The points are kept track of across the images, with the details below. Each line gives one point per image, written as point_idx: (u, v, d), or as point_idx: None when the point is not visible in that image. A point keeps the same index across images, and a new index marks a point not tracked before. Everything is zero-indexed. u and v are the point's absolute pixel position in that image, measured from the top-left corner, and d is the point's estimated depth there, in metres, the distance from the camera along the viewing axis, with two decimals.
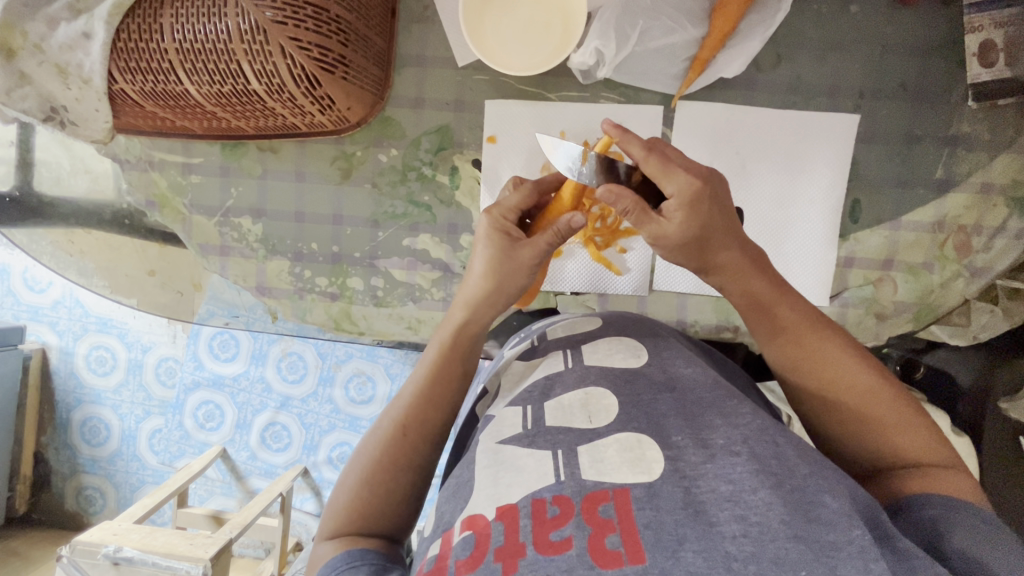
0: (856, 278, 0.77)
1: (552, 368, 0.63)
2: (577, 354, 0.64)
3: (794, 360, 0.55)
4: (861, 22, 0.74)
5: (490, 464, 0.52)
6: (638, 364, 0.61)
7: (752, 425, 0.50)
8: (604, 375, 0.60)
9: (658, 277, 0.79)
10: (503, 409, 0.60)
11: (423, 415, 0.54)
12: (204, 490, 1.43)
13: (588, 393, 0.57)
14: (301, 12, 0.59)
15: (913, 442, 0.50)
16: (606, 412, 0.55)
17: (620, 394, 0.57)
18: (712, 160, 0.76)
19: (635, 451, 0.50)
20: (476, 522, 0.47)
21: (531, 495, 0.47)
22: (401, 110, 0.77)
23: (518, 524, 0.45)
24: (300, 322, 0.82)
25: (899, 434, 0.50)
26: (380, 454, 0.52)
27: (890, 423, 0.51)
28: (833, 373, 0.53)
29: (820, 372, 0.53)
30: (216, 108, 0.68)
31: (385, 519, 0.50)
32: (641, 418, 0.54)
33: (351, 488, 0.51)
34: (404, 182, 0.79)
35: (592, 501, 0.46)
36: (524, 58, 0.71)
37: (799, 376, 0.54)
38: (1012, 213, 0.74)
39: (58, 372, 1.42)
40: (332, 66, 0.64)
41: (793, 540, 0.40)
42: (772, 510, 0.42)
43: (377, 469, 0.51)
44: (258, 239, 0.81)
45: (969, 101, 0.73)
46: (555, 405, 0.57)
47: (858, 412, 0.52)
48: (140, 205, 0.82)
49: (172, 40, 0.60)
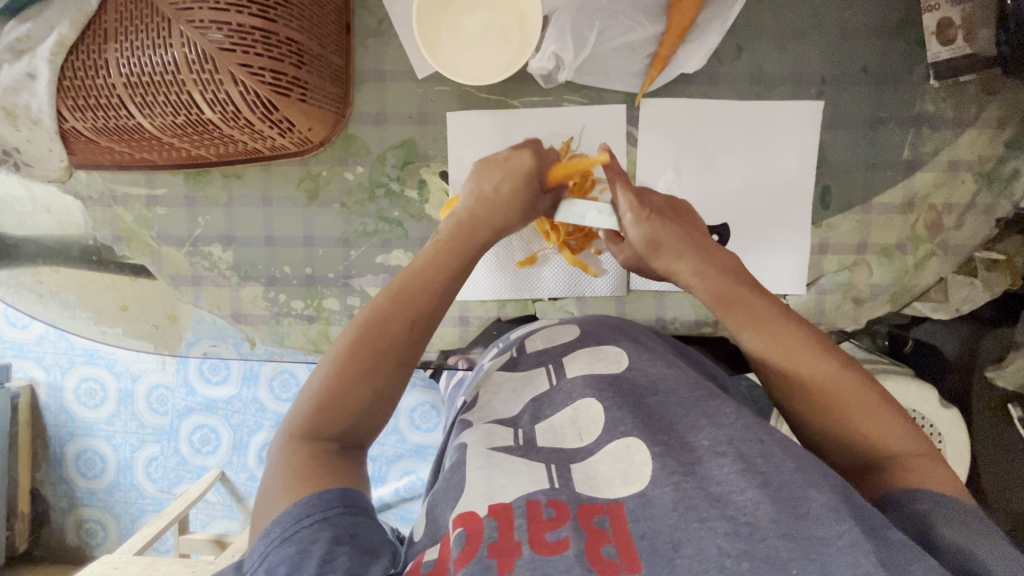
0: (831, 265, 0.77)
1: (537, 389, 0.64)
2: (559, 369, 0.65)
3: (768, 351, 0.57)
4: (819, 8, 0.74)
5: (483, 466, 0.52)
6: (620, 370, 0.62)
7: (736, 425, 0.51)
8: (589, 384, 0.61)
9: (635, 277, 0.79)
10: (492, 424, 0.60)
11: (389, 327, 0.55)
12: (206, 515, 1.41)
13: (576, 409, 0.59)
14: (249, 38, 0.58)
15: (878, 419, 0.51)
16: (595, 423, 0.57)
17: (606, 400, 0.58)
18: (679, 156, 0.76)
19: (625, 458, 0.52)
20: (468, 519, 0.47)
21: (526, 497, 0.48)
22: (364, 127, 0.76)
23: (513, 523, 0.46)
24: (278, 346, 0.81)
25: (863, 409, 0.52)
26: (344, 358, 0.52)
27: (863, 412, 0.52)
28: (801, 364, 0.55)
29: (790, 364, 0.55)
30: (172, 139, 0.67)
31: (353, 429, 0.51)
32: (630, 421, 0.55)
33: (310, 401, 0.50)
34: (373, 199, 0.78)
35: (587, 511, 0.48)
36: (484, 65, 0.71)
37: (773, 367, 0.56)
38: (981, 188, 0.74)
39: (48, 407, 1.40)
40: (287, 89, 0.63)
41: (784, 539, 0.42)
42: (760, 509, 0.44)
43: (340, 385, 0.50)
44: (230, 267, 0.80)
45: (930, 80, 0.73)
46: (545, 427, 0.59)
47: (823, 384, 0.54)
48: (106, 240, 0.81)
49: (119, 75, 0.59)
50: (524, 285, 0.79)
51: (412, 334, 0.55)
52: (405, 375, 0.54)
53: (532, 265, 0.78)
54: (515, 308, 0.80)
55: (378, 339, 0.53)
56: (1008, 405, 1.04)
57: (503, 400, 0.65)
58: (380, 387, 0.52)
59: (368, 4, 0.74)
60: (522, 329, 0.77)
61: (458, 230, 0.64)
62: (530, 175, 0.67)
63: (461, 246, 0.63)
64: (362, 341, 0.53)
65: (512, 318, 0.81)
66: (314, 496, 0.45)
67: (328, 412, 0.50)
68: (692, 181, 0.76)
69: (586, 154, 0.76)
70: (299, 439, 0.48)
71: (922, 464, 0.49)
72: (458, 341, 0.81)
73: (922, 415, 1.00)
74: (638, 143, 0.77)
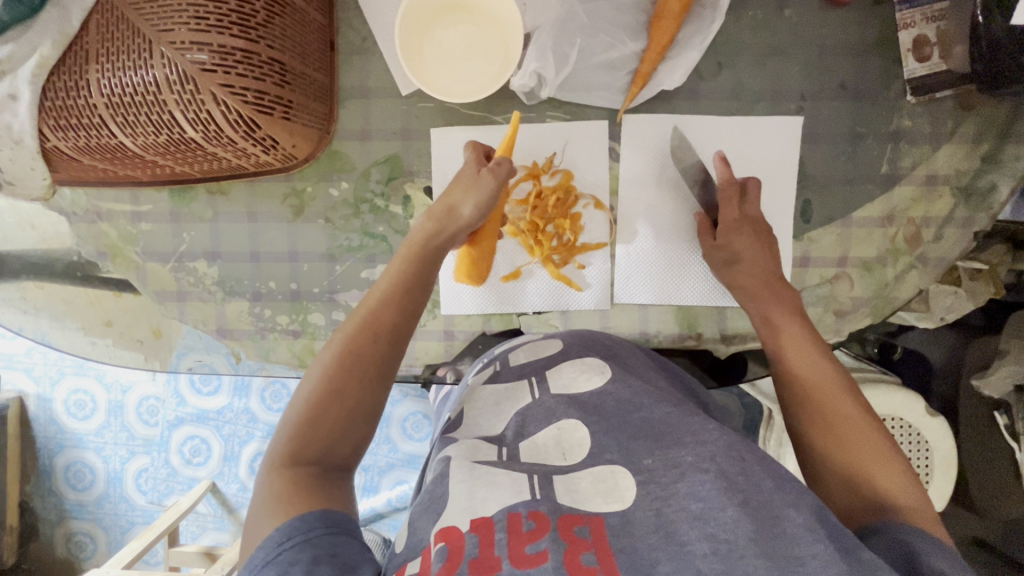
0: (812, 278, 0.78)
1: (521, 402, 0.65)
2: (543, 383, 0.65)
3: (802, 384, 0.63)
4: (797, 25, 0.75)
5: (466, 479, 0.52)
6: (604, 382, 0.63)
7: (719, 442, 0.52)
8: (572, 405, 0.61)
9: (619, 290, 0.79)
10: (478, 439, 0.60)
11: (356, 350, 0.56)
12: (196, 527, 1.41)
13: (560, 429, 0.59)
14: (230, 58, 0.59)
15: (879, 458, 0.55)
16: (580, 446, 0.57)
17: (593, 425, 0.58)
18: (661, 172, 0.77)
19: (609, 482, 0.52)
20: (450, 533, 0.46)
21: (507, 509, 0.48)
22: (348, 143, 0.77)
23: (494, 538, 0.45)
24: (263, 361, 0.81)
25: (867, 447, 0.56)
26: (316, 385, 0.54)
27: (868, 454, 0.56)
28: (826, 401, 0.60)
29: (815, 399, 0.61)
30: (155, 157, 0.67)
31: (328, 453, 0.52)
32: (614, 448, 0.55)
33: (286, 432, 0.52)
34: (358, 215, 0.78)
35: (567, 521, 0.48)
36: (467, 84, 0.72)
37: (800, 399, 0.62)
38: (958, 202, 0.74)
39: (36, 419, 1.39)
40: (270, 108, 0.63)
41: (762, 557, 0.43)
42: (740, 528, 0.44)
43: (312, 413, 0.52)
44: (215, 282, 0.80)
45: (907, 96, 0.74)
46: (530, 444, 0.59)
47: (834, 415, 0.59)
48: (91, 256, 0.81)
49: (100, 95, 0.59)
50: (509, 299, 0.79)
51: (377, 354, 0.57)
52: (378, 395, 0.56)
53: (517, 279, 0.79)
54: (500, 322, 0.80)
55: (345, 364, 0.55)
56: (994, 412, 1.05)
57: (488, 416, 0.65)
58: (350, 409, 0.54)
59: (352, 22, 0.75)
60: (506, 344, 0.77)
61: (417, 248, 0.65)
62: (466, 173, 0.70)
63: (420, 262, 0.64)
64: (330, 369, 0.55)
65: (497, 332, 0.80)
66: (296, 519, 0.46)
67: (301, 439, 0.51)
68: (674, 195, 0.78)
69: (569, 169, 0.77)
70: (277, 468, 0.50)
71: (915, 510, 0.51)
72: (444, 355, 0.81)
73: (908, 424, 1.00)
74: (621, 159, 0.77)
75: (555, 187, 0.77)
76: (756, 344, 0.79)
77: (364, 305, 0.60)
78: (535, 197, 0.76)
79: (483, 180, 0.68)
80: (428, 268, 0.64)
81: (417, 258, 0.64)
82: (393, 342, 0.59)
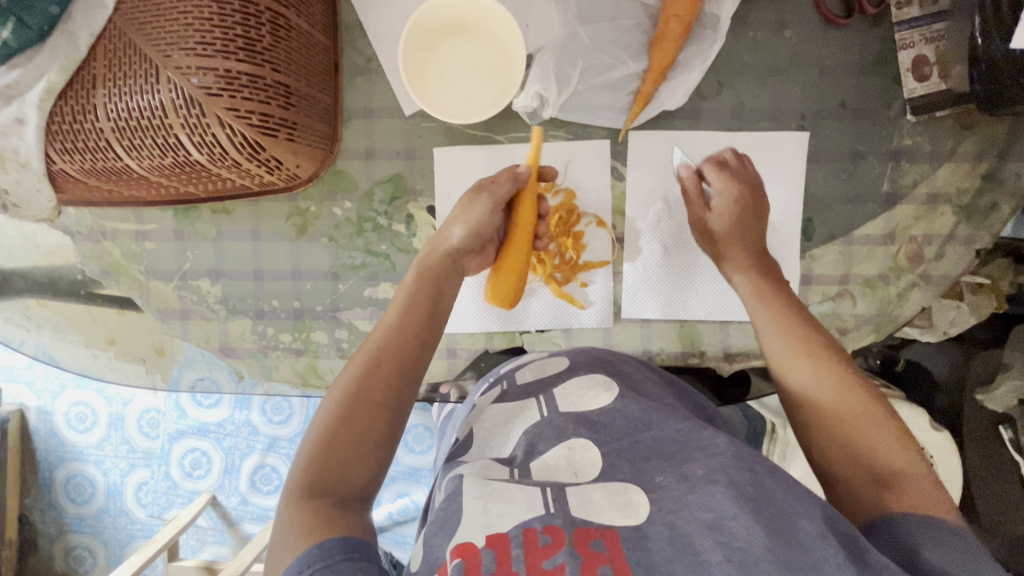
0: (815, 296, 0.78)
1: (530, 421, 0.65)
2: (551, 401, 0.65)
3: (795, 362, 0.63)
4: (797, 46, 0.75)
5: (479, 496, 0.52)
6: (611, 399, 0.63)
7: (729, 456, 0.52)
8: (582, 425, 0.61)
9: (624, 306, 0.79)
10: (490, 460, 0.60)
11: (366, 379, 0.57)
12: (196, 540, 1.40)
13: (571, 448, 0.59)
14: (236, 82, 0.59)
15: (885, 444, 0.55)
16: (591, 466, 0.57)
17: (603, 445, 0.59)
18: (665, 190, 0.77)
19: (622, 496, 0.52)
20: (466, 549, 0.46)
21: (522, 525, 0.48)
22: (353, 163, 0.77)
23: (510, 554, 0.45)
24: (265, 379, 0.81)
25: (871, 433, 0.56)
26: (328, 418, 0.54)
27: (866, 428, 0.56)
28: (822, 378, 0.60)
29: (809, 380, 0.61)
30: (160, 178, 0.67)
31: (341, 483, 0.51)
32: (626, 468, 0.55)
33: (300, 466, 0.52)
34: (361, 233, 0.78)
35: (582, 535, 0.47)
36: (470, 106, 0.73)
37: (796, 381, 0.62)
38: (960, 220, 0.75)
39: (37, 432, 1.39)
40: (275, 130, 0.64)
41: (776, 564, 0.43)
42: (753, 536, 0.45)
43: (325, 439, 0.53)
44: (218, 300, 0.80)
45: (907, 115, 0.75)
46: (541, 465, 0.59)
47: (838, 401, 0.59)
48: (94, 275, 0.81)
49: (107, 119, 0.60)
50: (512, 317, 0.79)
51: (392, 380, 0.57)
52: (390, 418, 0.56)
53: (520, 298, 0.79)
54: (502, 340, 0.80)
55: (354, 392, 0.56)
56: (999, 427, 1.02)
57: (497, 437, 0.65)
58: (363, 436, 0.54)
59: (356, 44, 0.76)
60: (511, 362, 0.76)
61: (430, 274, 0.66)
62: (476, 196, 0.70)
63: (429, 286, 0.65)
64: (342, 402, 0.55)
65: (500, 349, 0.81)
66: (315, 546, 0.45)
67: (315, 471, 0.51)
68: (680, 213, 0.77)
69: (572, 189, 0.78)
70: (294, 501, 0.49)
71: (924, 495, 0.51)
72: (446, 372, 0.81)
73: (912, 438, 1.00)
74: (624, 177, 0.78)
75: (558, 208, 0.77)
76: (759, 361, 0.79)
77: (375, 335, 0.61)
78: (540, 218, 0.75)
79: (474, 203, 0.70)
80: (440, 296, 0.66)
81: (429, 286, 0.65)
82: (409, 368, 0.59)
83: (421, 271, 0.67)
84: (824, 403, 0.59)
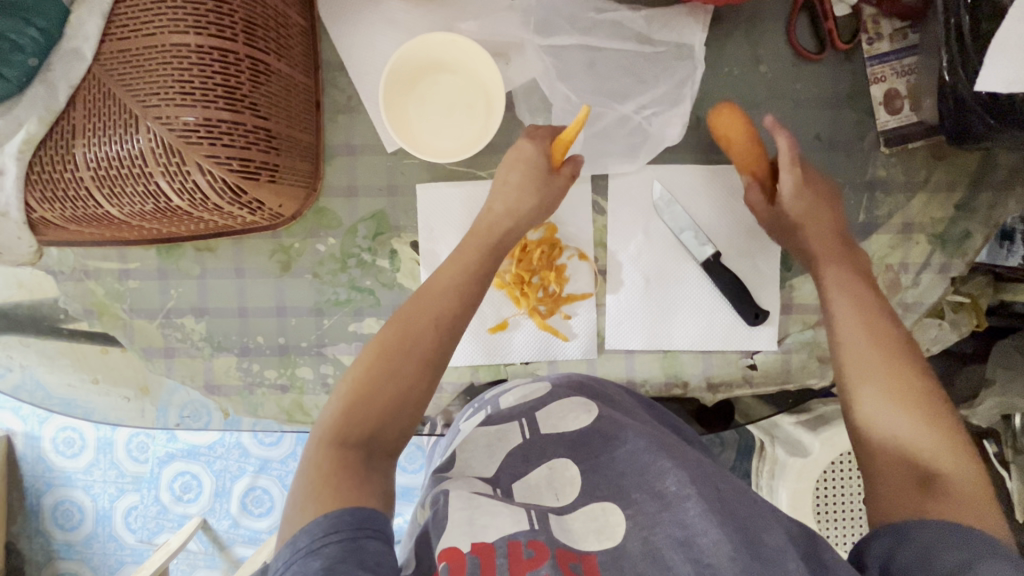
0: (796, 324, 0.79)
1: (512, 443, 0.64)
2: (532, 424, 0.65)
3: (876, 364, 0.60)
4: (772, 80, 0.77)
5: (466, 507, 0.52)
6: (591, 419, 0.64)
7: (699, 473, 0.55)
8: (562, 444, 0.62)
9: (608, 337, 0.79)
10: (471, 477, 0.60)
11: (412, 334, 0.59)
12: (187, 565, 1.38)
13: (552, 468, 0.60)
14: (217, 129, 0.59)
15: (958, 471, 0.53)
16: (571, 485, 0.58)
17: (581, 462, 0.60)
18: (647, 221, 0.78)
19: (599, 519, 0.53)
20: (453, 552, 0.47)
21: (507, 537, 0.49)
22: (336, 200, 0.78)
23: (495, 562, 0.47)
24: (252, 417, 0.81)
25: (946, 455, 0.54)
26: (370, 366, 0.57)
27: (936, 443, 0.55)
28: (905, 386, 0.58)
29: (893, 385, 0.58)
30: (142, 222, 0.68)
31: (375, 435, 0.54)
32: (603, 485, 0.56)
33: (338, 410, 0.55)
34: (345, 269, 0.79)
35: (564, 555, 0.48)
36: (453, 144, 0.76)
37: (869, 381, 0.59)
38: (935, 248, 0.76)
39: (24, 458, 1.37)
40: (255, 173, 0.64)
41: None
42: (721, 550, 0.46)
43: (365, 384, 0.56)
44: (203, 337, 0.80)
45: (881, 147, 0.76)
46: (522, 485, 0.59)
47: (909, 403, 0.57)
48: (77, 313, 0.81)
49: (87, 169, 0.60)
50: (496, 351, 0.80)
51: (432, 342, 0.60)
52: (429, 377, 0.59)
53: (504, 330, 0.79)
54: (488, 373, 0.81)
55: (398, 345, 0.58)
56: (983, 441, 1.06)
57: (480, 458, 0.64)
58: (405, 391, 0.57)
59: (338, 82, 0.77)
60: (497, 388, 0.77)
61: (482, 240, 0.68)
62: (537, 161, 0.70)
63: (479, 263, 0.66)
64: (384, 351, 0.58)
65: (485, 382, 0.81)
66: (346, 511, 0.46)
67: (352, 420, 0.54)
68: (663, 243, 0.78)
69: (553, 223, 0.79)
70: (326, 445, 0.52)
71: (984, 511, 0.50)
72: (432, 404, 0.82)
73: None
74: (605, 212, 0.79)
75: (540, 240, 0.78)
76: (741, 389, 0.80)
77: (423, 291, 0.64)
78: (521, 251, 0.77)
79: (554, 181, 0.71)
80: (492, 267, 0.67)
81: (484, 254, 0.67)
82: (442, 337, 0.61)
83: (473, 237, 0.69)
84: (893, 405, 0.57)
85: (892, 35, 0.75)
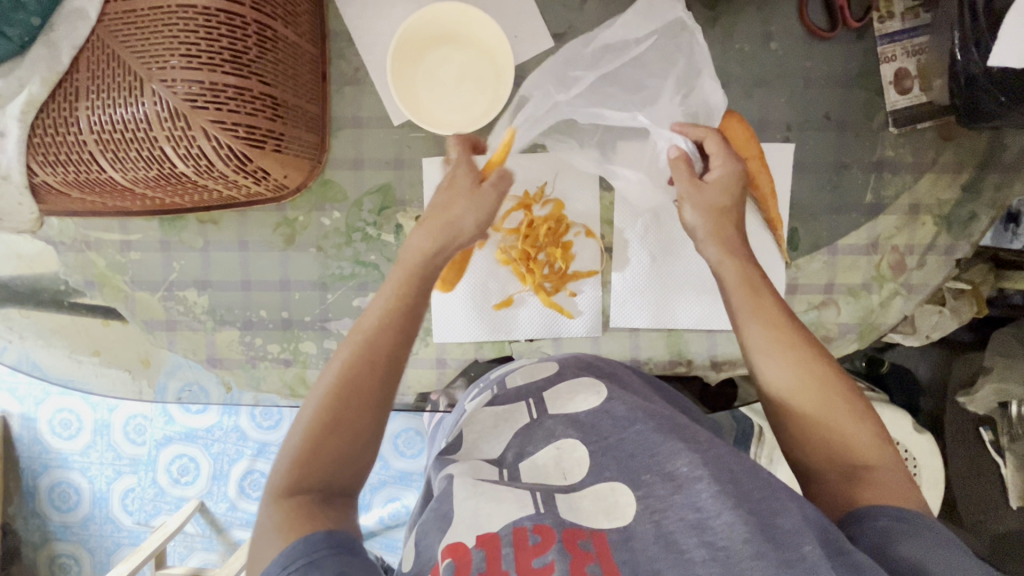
0: (801, 304, 0.79)
1: (519, 423, 0.64)
2: (540, 404, 0.65)
3: (780, 351, 0.59)
4: (783, 58, 0.76)
5: (469, 496, 0.52)
6: (599, 401, 0.63)
7: (710, 453, 0.54)
8: (571, 424, 0.62)
9: (613, 315, 0.80)
10: (479, 461, 0.61)
11: (357, 376, 0.54)
12: (184, 547, 1.38)
13: (560, 448, 0.60)
14: (222, 94, 0.59)
15: (869, 438, 0.55)
16: (580, 465, 0.58)
17: (590, 443, 0.59)
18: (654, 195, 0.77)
19: (609, 499, 0.53)
20: (457, 549, 0.47)
21: (512, 524, 0.49)
22: (341, 172, 0.77)
23: (501, 552, 0.46)
24: (254, 391, 0.81)
25: (857, 424, 0.55)
26: (315, 419, 0.51)
27: (847, 421, 0.55)
28: (803, 374, 0.57)
29: (798, 375, 0.57)
30: (146, 190, 0.67)
31: (330, 481, 0.50)
32: (613, 466, 0.56)
33: (285, 466, 0.50)
34: (350, 243, 0.78)
35: (571, 534, 0.48)
36: (462, 117, 0.75)
37: (776, 368, 0.59)
38: (940, 230, 0.76)
39: (21, 438, 1.36)
40: (262, 142, 0.63)
41: (758, 559, 0.44)
42: (735, 532, 0.46)
43: (312, 438, 0.51)
44: (205, 310, 0.79)
45: (890, 127, 0.76)
46: (530, 465, 0.60)
47: (815, 383, 0.57)
48: (78, 285, 0.80)
49: (90, 131, 0.59)
50: (500, 327, 0.80)
51: (379, 381, 0.54)
52: (379, 414, 0.54)
53: (508, 307, 0.79)
54: (492, 350, 0.80)
55: (344, 388, 0.53)
56: (980, 428, 1.05)
57: (488, 440, 0.65)
58: (356, 435, 0.52)
59: (344, 53, 0.76)
60: (501, 368, 0.76)
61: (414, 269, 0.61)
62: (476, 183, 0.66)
63: (419, 288, 0.60)
64: (331, 394, 0.53)
65: (489, 359, 0.81)
66: (299, 540, 0.45)
67: (301, 472, 0.50)
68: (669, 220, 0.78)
69: (560, 199, 0.78)
70: (277, 501, 0.48)
71: (891, 481, 0.53)
72: (436, 380, 0.81)
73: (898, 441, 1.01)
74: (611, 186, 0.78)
75: (546, 216, 0.78)
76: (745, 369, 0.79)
77: (363, 326, 0.58)
78: (527, 227, 0.77)
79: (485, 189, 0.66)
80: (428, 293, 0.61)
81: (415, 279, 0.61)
82: (390, 375, 0.55)
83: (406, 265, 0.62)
84: (803, 393, 0.57)
85: (904, 13, 0.74)
